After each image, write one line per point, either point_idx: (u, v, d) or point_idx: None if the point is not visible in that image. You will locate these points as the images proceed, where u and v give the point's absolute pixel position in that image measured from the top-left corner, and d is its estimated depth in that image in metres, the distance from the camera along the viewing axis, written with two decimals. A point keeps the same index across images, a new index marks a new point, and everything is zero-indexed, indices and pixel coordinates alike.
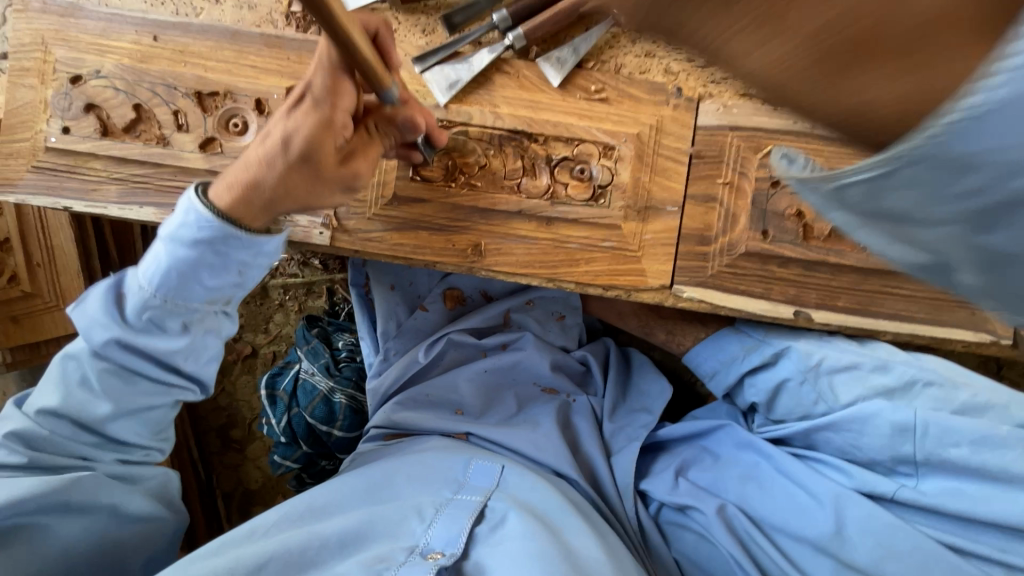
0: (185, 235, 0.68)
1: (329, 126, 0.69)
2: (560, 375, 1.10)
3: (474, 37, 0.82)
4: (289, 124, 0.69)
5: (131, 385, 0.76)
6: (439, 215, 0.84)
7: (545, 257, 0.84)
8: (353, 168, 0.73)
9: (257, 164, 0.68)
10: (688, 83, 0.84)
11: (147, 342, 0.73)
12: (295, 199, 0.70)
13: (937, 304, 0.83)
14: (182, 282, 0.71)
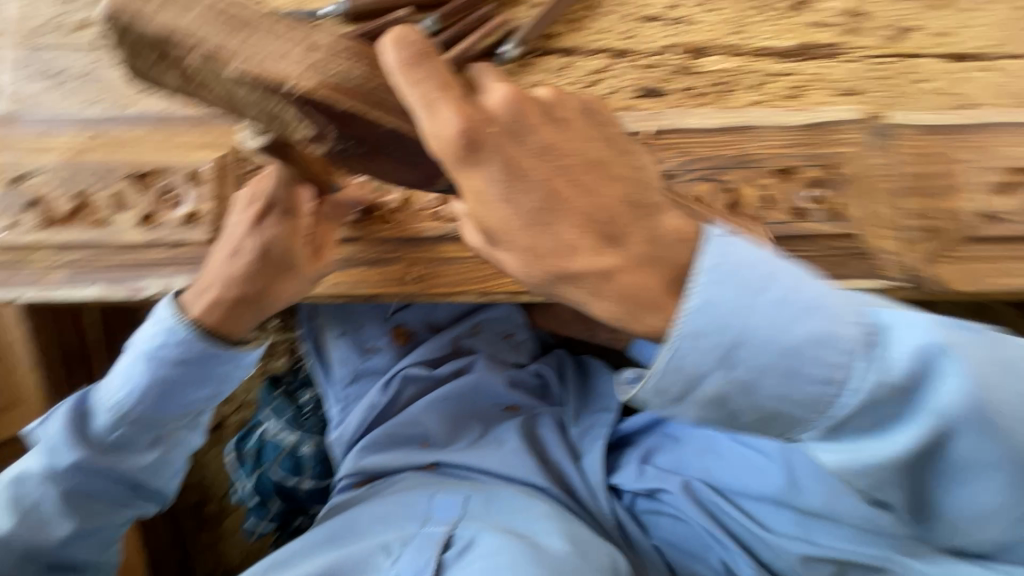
0: (167, 355, 0.78)
1: (297, 231, 0.82)
2: (518, 391, 1.13)
3: None
4: (254, 236, 0.81)
5: (97, 501, 0.83)
6: (370, 251, 0.90)
7: (476, 274, 0.90)
8: (326, 258, 0.85)
9: (239, 280, 0.79)
10: None
11: (119, 461, 0.81)
12: (280, 298, 0.83)
13: (834, 260, 0.92)
14: (159, 399, 0.80)
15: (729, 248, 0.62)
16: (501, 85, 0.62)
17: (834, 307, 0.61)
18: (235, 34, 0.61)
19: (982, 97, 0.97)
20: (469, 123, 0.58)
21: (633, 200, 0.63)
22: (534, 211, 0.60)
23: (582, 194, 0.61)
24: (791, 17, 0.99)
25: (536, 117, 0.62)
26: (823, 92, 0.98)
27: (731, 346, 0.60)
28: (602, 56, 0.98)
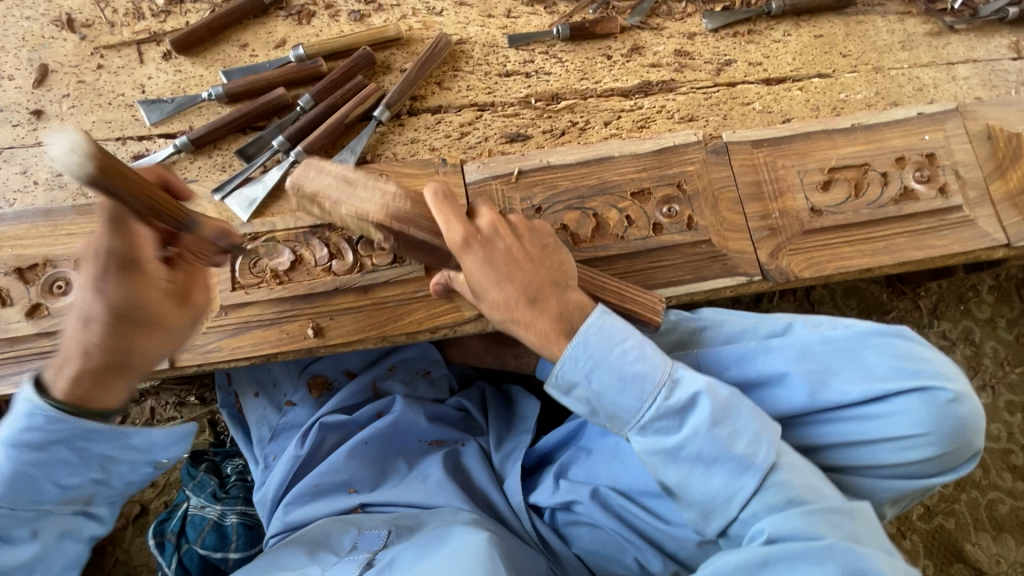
0: (33, 439, 0.78)
1: (150, 280, 0.78)
2: (440, 425, 1.18)
3: (262, 162, 0.99)
4: (98, 299, 0.76)
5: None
6: (267, 312, 0.94)
7: (371, 320, 0.96)
8: (190, 303, 0.82)
9: (96, 349, 0.77)
10: (450, 154, 1.06)
11: None
12: (147, 354, 0.80)
13: (695, 265, 1.04)
14: (34, 484, 0.81)
15: (611, 319, 0.87)
16: (488, 213, 0.86)
17: (654, 356, 0.86)
18: (351, 186, 0.80)
19: (793, 113, 1.15)
20: (468, 234, 0.81)
21: (555, 280, 0.87)
22: (501, 287, 0.84)
23: (528, 274, 0.85)
24: (628, 61, 1.14)
25: (503, 226, 0.86)
26: (665, 121, 1.12)
27: (592, 372, 0.86)
28: (469, 110, 1.08)
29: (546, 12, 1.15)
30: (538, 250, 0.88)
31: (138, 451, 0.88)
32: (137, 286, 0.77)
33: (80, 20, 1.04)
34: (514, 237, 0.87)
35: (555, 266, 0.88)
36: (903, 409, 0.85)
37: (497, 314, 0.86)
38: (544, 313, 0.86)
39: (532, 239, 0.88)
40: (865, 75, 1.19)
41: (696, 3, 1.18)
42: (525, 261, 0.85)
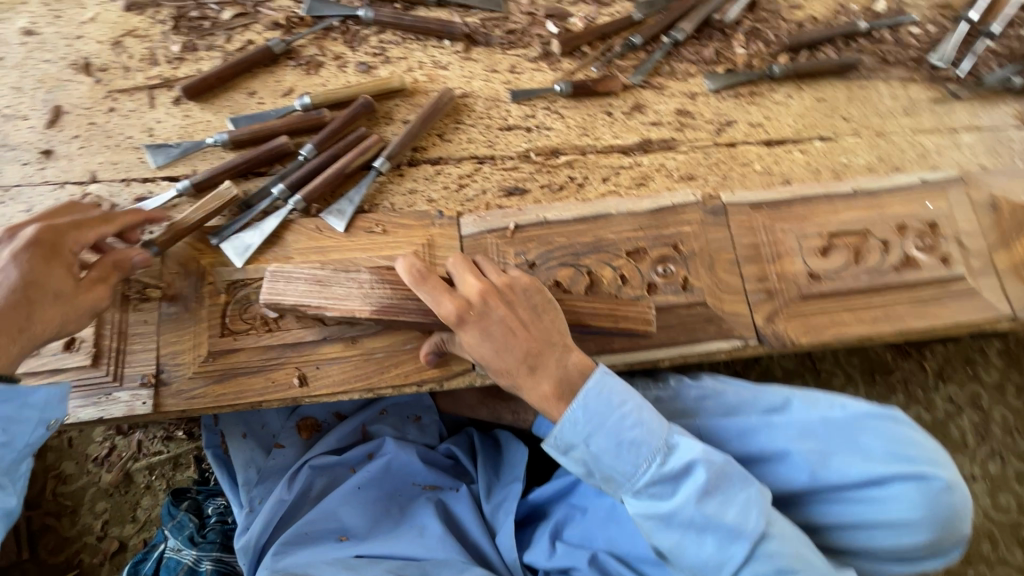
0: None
1: (58, 262, 0.85)
2: (435, 470, 1.16)
3: (261, 209, 1.01)
4: (11, 269, 0.83)
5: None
6: (254, 359, 0.94)
7: (359, 371, 0.95)
8: (93, 294, 0.86)
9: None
10: (448, 205, 1.06)
11: None
12: (40, 327, 0.83)
13: (690, 326, 1.02)
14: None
15: (611, 381, 0.86)
16: (475, 279, 0.85)
17: (653, 423, 0.86)
18: (322, 291, 0.88)
19: (793, 175, 1.15)
20: (460, 312, 0.83)
21: (550, 340, 0.87)
22: (500, 356, 0.84)
23: (525, 340, 0.85)
24: (629, 119, 1.15)
25: (493, 292, 0.86)
26: (664, 179, 1.12)
27: (590, 434, 0.86)
28: (469, 162, 1.10)
29: (550, 68, 1.16)
30: (532, 311, 0.87)
31: (38, 410, 0.83)
32: (48, 269, 0.84)
33: (96, 64, 1.08)
34: (506, 300, 0.86)
35: (550, 326, 0.87)
36: (898, 495, 0.84)
37: (504, 379, 0.87)
38: (544, 376, 0.86)
39: (523, 299, 0.87)
40: (868, 139, 1.19)
41: (699, 63, 1.19)
42: (521, 326, 0.85)
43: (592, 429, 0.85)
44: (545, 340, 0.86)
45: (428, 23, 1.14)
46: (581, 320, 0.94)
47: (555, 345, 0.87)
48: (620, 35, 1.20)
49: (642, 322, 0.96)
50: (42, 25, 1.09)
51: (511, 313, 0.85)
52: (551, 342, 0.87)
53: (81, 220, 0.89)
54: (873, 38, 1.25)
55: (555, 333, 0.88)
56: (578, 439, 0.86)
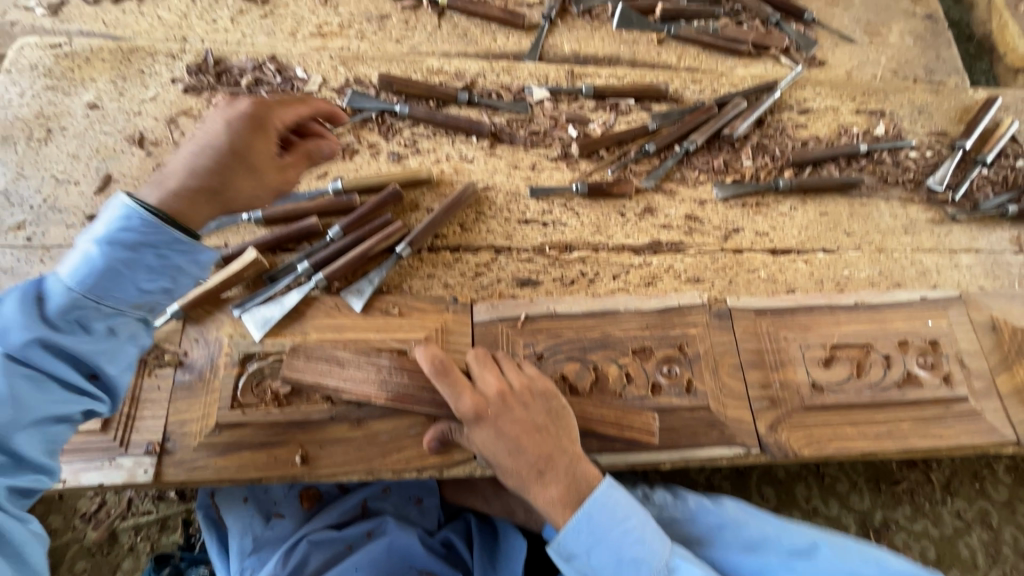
0: (122, 238, 0.83)
1: (262, 136, 0.94)
2: (433, 556, 1.14)
3: (284, 284, 1.05)
4: (225, 131, 0.92)
5: (36, 396, 0.81)
6: (260, 434, 0.95)
7: (361, 453, 0.96)
8: (287, 174, 0.98)
9: (200, 174, 0.89)
10: (463, 292, 1.11)
11: (72, 341, 0.84)
12: (237, 191, 0.92)
13: (692, 430, 1.03)
14: (115, 282, 0.85)
15: (615, 494, 0.91)
16: (494, 377, 0.93)
17: (654, 540, 0.91)
18: (337, 371, 0.98)
19: (797, 284, 1.19)
20: (478, 407, 0.90)
21: (561, 446, 0.92)
22: (512, 455, 0.91)
23: (536, 444, 0.91)
24: (641, 220, 1.21)
25: (513, 391, 0.93)
26: (672, 280, 1.17)
27: (592, 546, 0.91)
28: (486, 251, 1.15)
29: (568, 168, 1.24)
30: (547, 416, 0.92)
31: (201, 270, 0.91)
32: (253, 139, 0.93)
33: (150, 139, 1.17)
34: (525, 401, 0.93)
35: (563, 432, 0.93)
36: None
37: (512, 479, 0.92)
38: (553, 481, 0.90)
39: (541, 403, 0.93)
40: (869, 254, 1.24)
41: (708, 172, 1.27)
42: (535, 429, 0.92)
43: (593, 541, 0.91)
44: (556, 445, 0.92)
45: (458, 121, 1.23)
46: (590, 427, 1.00)
47: (567, 451, 0.92)
48: (636, 142, 1.29)
49: (647, 433, 1.01)
50: (105, 100, 1.19)
51: (527, 415, 0.92)
52: (562, 448, 0.92)
53: (283, 99, 1.00)
54: (873, 159, 1.33)
55: (567, 439, 0.93)
56: (580, 549, 0.91)
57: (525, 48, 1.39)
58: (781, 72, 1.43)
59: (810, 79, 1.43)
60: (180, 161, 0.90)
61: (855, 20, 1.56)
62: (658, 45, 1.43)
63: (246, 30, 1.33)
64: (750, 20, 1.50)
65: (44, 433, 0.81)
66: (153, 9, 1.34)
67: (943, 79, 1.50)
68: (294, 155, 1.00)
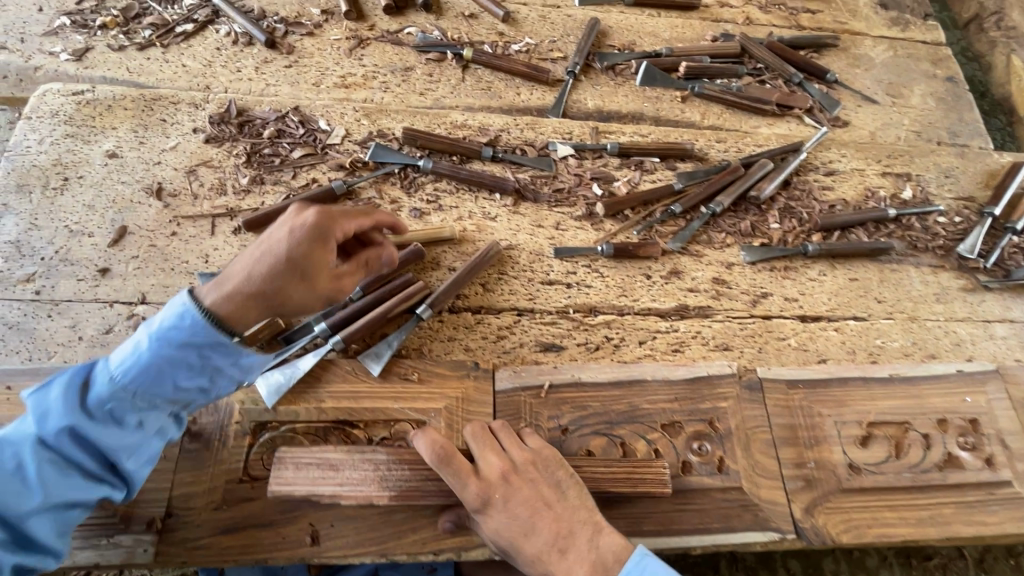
0: (176, 336, 0.80)
1: (327, 246, 0.87)
2: None
3: (300, 345, 1.01)
4: (289, 240, 0.84)
5: (57, 482, 0.76)
6: (269, 510, 0.90)
7: (376, 533, 0.90)
8: (341, 287, 0.91)
9: (255, 278, 0.82)
10: (485, 357, 1.06)
11: (103, 433, 0.78)
12: (288, 299, 0.85)
13: (724, 513, 0.97)
14: (157, 380, 0.81)
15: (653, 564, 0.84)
16: (494, 456, 0.89)
17: None
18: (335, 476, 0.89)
19: (829, 354, 1.15)
20: (483, 492, 0.86)
21: (577, 518, 0.87)
22: (529, 537, 0.85)
23: (550, 521, 0.86)
24: (667, 283, 1.18)
25: (517, 466, 0.89)
26: (700, 348, 1.13)
27: None
28: (509, 313, 1.11)
29: (593, 227, 1.21)
30: (554, 490, 0.88)
31: (241, 371, 0.87)
32: (317, 252, 0.85)
33: (168, 190, 1.14)
34: (530, 476, 0.88)
35: (577, 504, 0.88)
36: None
37: (535, 565, 0.85)
38: (577, 558, 0.84)
39: (547, 476, 0.89)
40: (901, 323, 1.20)
41: (735, 235, 1.24)
42: (546, 505, 0.87)
43: None
44: (573, 520, 0.86)
45: (482, 177, 1.21)
46: (601, 489, 0.94)
47: (586, 525, 0.86)
48: (661, 202, 1.26)
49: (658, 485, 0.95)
50: (125, 149, 1.17)
51: (535, 490, 0.87)
52: (579, 522, 0.86)
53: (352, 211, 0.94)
54: (902, 223, 1.30)
55: (582, 512, 0.88)
56: None
57: (549, 103, 1.39)
58: (805, 133, 1.42)
59: (834, 139, 1.42)
60: (241, 264, 0.83)
61: (877, 81, 1.56)
62: (682, 102, 1.43)
63: (270, 79, 1.33)
64: (772, 79, 1.50)
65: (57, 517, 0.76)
66: (178, 57, 1.34)
67: (967, 141, 1.48)
68: (352, 270, 0.94)
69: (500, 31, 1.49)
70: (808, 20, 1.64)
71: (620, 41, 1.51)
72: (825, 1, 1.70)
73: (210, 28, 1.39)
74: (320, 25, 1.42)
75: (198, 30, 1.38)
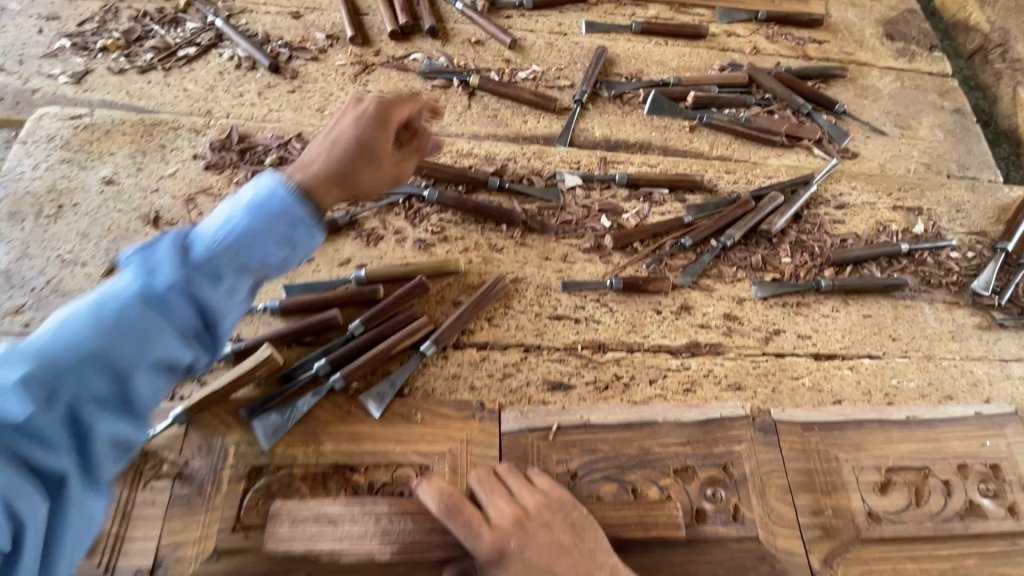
0: (271, 205, 0.77)
1: (385, 127, 1.00)
2: None
3: (299, 384, 0.98)
4: (352, 128, 0.97)
5: (160, 335, 0.65)
6: (262, 561, 0.85)
7: None
8: (397, 172, 1.02)
9: (331, 159, 0.93)
10: (490, 396, 1.03)
11: (203, 289, 0.68)
12: (358, 177, 0.95)
13: (740, 565, 0.93)
14: (253, 244, 0.73)
15: None
16: (504, 502, 0.85)
17: None
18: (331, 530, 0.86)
19: (844, 394, 1.11)
20: (496, 541, 0.81)
21: (596, 563, 0.82)
22: None
23: (569, 567, 0.80)
24: (678, 319, 1.15)
25: (530, 510, 0.85)
26: (712, 387, 1.09)
27: None
28: (515, 350, 1.08)
29: (601, 260, 1.19)
30: (571, 534, 0.84)
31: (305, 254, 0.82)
32: (376, 133, 0.98)
33: (165, 219, 1.11)
34: (544, 520, 0.84)
35: (594, 549, 0.83)
36: None
37: None
38: None
39: (562, 520, 0.85)
40: (917, 361, 1.17)
41: (746, 269, 1.22)
42: (564, 549, 0.82)
43: None
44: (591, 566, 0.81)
45: (488, 208, 1.18)
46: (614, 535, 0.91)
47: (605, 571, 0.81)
48: (670, 234, 1.24)
49: (672, 526, 0.92)
50: (122, 176, 1.14)
51: (551, 534, 0.83)
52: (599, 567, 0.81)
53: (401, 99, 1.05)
54: (915, 258, 1.28)
55: (601, 557, 0.82)
56: None
57: (556, 131, 1.36)
58: (815, 164, 1.41)
59: (844, 171, 1.40)
60: (315, 148, 0.95)
61: (885, 112, 1.55)
62: (690, 132, 1.42)
63: (273, 104, 1.31)
64: (781, 109, 1.49)
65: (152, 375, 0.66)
66: (179, 80, 1.31)
67: (977, 173, 1.47)
68: (404, 156, 1.06)
69: (507, 58, 1.47)
70: (815, 50, 1.64)
71: (627, 69, 1.50)
72: (831, 31, 1.70)
73: (213, 52, 1.37)
74: (324, 50, 1.41)
75: (201, 53, 1.36)
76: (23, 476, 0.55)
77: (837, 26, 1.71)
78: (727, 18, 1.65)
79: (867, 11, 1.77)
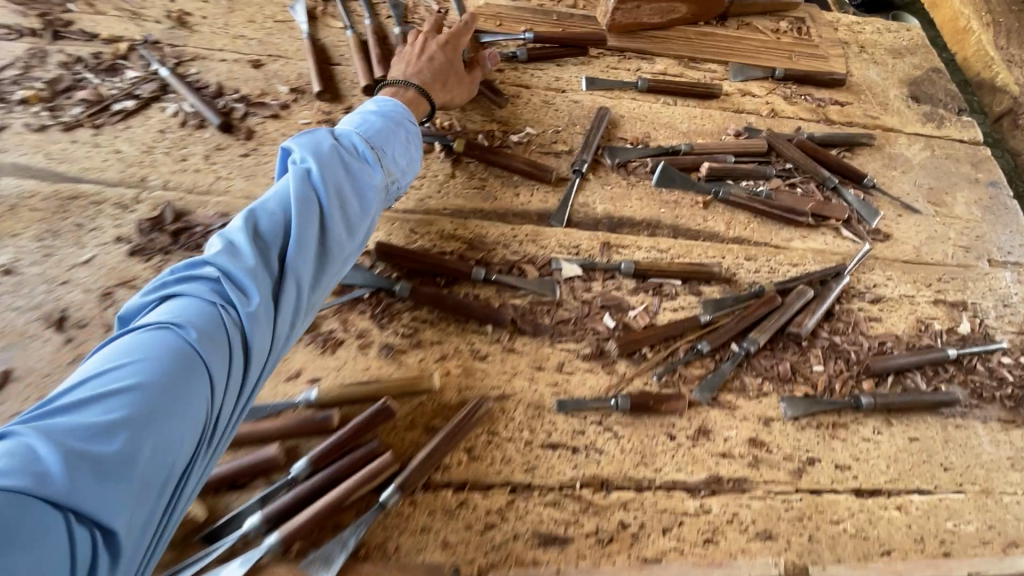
0: (390, 116, 1.05)
1: (453, 38, 1.25)
2: None
3: (223, 548, 0.76)
4: (432, 51, 1.22)
5: (324, 229, 0.87)
6: None
7: None
8: (474, 69, 1.28)
9: (420, 79, 1.19)
10: (467, 557, 0.82)
11: (358, 169, 0.95)
12: (444, 82, 1.21)
13: None
14: (388, 138, 1.02)
15: None
16: None
17: None
18: None
19: (895, 543, 0.92)
20: None
21: None
22: None
23: None
24: (695, 446, 0.95)
25: None
26: (738, 536, 0.89)
27: None
28: (500, 491, 0.87)
29: (605, 369, 1.00)
30: None
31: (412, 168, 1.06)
32: (449, 50, 1.23)
33: (73, 320, 0.90)
34: None
35: None
36: None
37: None
38: None
39: None
40: (975, 498, 0.99)
41: (773, 379, 1.04)
42: None
43: None
44: None
45: (471, 307, 0.99)
46: None
47: None
48: (684, 337, 1.06)
49: None
50: (25, 263, 0.94)
51: None
52: None
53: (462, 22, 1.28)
54: (962, 365, 1.12)
55: None
56: None
57: (552, 207, 1.19)
58: (843, 248, 1.25)
59: (876, 257, 1.25)
60: (405, 61, 1.20)
61: (916, 185, 1.40)
62: (704, 208, 1.25)
63: (222, 171, 1.11)
64: (803, 182, 1.33)
65: (307, 285, 0.85)
66: (111, 140, 1.12)
67: (1021, 258, 1.31)
68: (473, 69, 1.28)
69: (498, 118, 1.30)
70: (837, 114, 1.50)
71: (633, 133, 1.34)
72: (852, 92, 1.56)
73: (154, 106, 1.18)
74: (287, 105, 1.22)
75: (140, 108, 1.17)
76: (245, 313, 0.75)
77: (858, 87, 1.58)
78: (740, 76, 1.51)
79: (889, 69, 1.64)
